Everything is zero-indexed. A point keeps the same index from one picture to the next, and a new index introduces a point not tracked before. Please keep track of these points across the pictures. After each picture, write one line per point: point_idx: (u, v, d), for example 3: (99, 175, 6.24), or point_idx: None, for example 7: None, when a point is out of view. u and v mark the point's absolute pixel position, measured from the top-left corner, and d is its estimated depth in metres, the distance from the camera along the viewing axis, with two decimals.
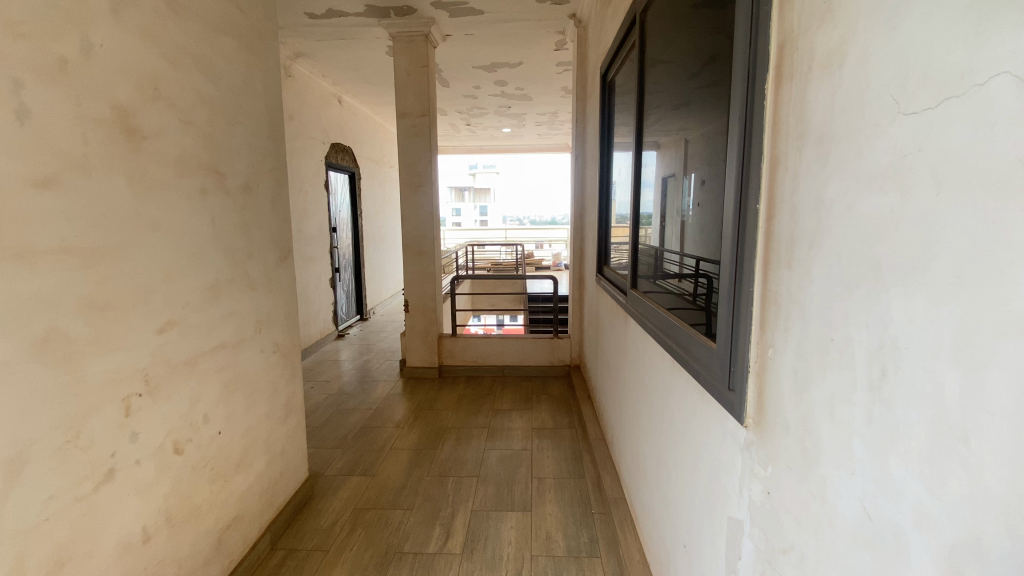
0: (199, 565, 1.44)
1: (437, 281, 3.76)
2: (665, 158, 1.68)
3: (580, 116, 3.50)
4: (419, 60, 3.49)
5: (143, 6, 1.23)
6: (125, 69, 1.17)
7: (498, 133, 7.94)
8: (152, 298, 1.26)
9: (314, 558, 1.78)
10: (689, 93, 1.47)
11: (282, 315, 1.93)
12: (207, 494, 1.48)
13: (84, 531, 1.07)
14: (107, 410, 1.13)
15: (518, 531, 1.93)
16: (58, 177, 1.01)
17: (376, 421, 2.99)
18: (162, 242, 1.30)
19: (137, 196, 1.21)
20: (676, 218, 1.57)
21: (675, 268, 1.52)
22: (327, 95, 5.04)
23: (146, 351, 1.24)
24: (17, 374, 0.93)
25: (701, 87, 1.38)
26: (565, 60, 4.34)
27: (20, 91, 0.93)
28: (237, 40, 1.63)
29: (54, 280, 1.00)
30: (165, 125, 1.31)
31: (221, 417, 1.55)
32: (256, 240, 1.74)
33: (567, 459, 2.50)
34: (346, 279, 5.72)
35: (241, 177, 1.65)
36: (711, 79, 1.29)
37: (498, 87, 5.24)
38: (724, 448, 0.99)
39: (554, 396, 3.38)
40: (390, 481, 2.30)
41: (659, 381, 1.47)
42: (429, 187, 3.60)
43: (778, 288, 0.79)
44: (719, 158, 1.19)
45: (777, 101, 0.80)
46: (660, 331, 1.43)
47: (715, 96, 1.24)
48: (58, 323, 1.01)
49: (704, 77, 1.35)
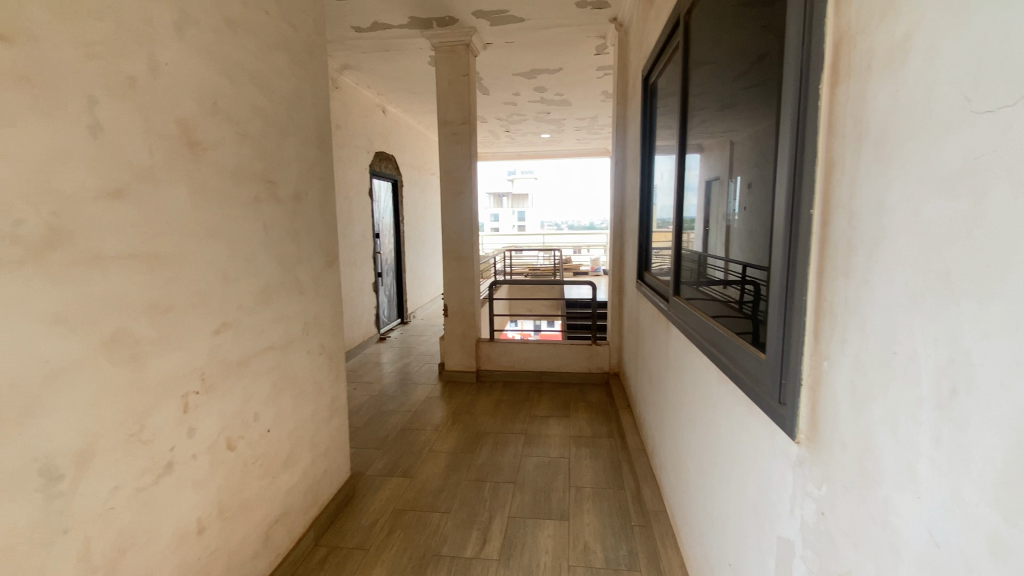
0: (247, 558, 1.50)
1: (475, 286, 3.79)
2: (709, 161, 1.64)
3: (621, 120, 3.46)
4: (461, 69, 3.55)
5: (204, 26, 1.30)
6: (187, 86, 1.25)
7: (537, 139, 7.96)
8: (209, 301, 1.33)
9: (355, 556, 1.82)
10: (736, 94, 1.42)
11: (328, 318, 1.99)
12: (256, 490, 1.54)
13: (143, 521, 1.13)
14: (167, 406, 1.19)
15: (555, 539, 1.91)
16: (127, 188, 1.08)
17: (416, 424, 3.03)
18: (219, 248, 1.37)
19: (197, 205, 1.28)
20: (721, 223, 1.53)
21: (720, 275, 1.48)
22: (371, 105, 5.20)
23: (203, 351, 1.31)
24: (88, 370, 1.00)
25: (748, 88, 1.34)
26: (605, 64, 4.31)
27: (94, 108, 1.00)
28: (289, 55, 1.71)
29: (122, 283, 1.07)
30: (224, 138, 1.38)
31: (270, 416, 1.61)
32: (304, 245, 1.81)
33: (606, 468, 2.45)
34: (388, 283, 5.86)
35: (292, 185, 1.72)
36: (758, 80, 1.25)
37: (538, 93, 5.26)
38: (774, 463, 0.95)
39: (593, 403, 3.34)
40: (429, 483, 2.33)
41: (703, 391, 1.42)
42: (468, 193, 3.64)
43: (834, 297, 0.75)
44: (767, 160, 1.15)
45: (832, 102, 0.77)
46: (705, 340, 1.38)
47: (763, 96, 1.20)
48: (125, 324, 1.08)
49: (751, 77, 1.31)
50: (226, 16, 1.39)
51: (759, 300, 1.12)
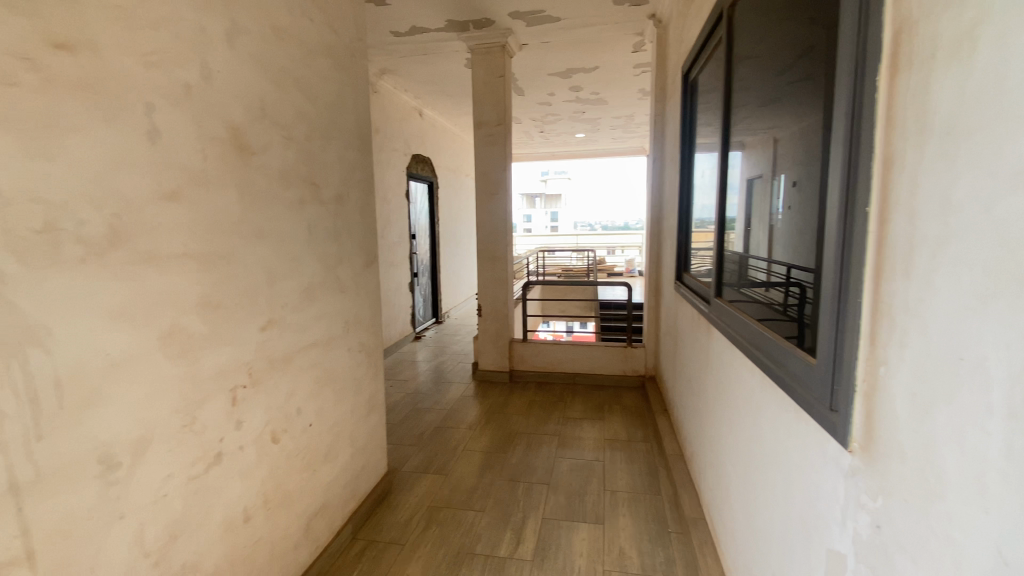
0: (289, 547, 1.55)
1: (509, 287, 3.80)
2: (752, 159, 1.59)
3: (659, 119, 3.39)
4: (497, 70, 3.56)
5: (253, 34, 1.36)
6: (237, 92, 1.30)
7: (571, 139, 7.92)
8: (256, 298, 1.38)
9: (391, 550, 1.85)
10: (781, 89, 1.37)
11: (367, 317, 2.04)
12: (298, 481, 1.59)
13: (194, 508, 1.19)
14: (217, 399, 1.25)
15: (590, 542, 1.90)
16: (182, 190, 1.14)
17: (450, 422, 3.06)
18: (266, 247, 1.42)
19: (245, 206, 1.33)
20: (764, 223, 1.48)
21: (762, 276, 1.43)
22: (408, 109, 5.29)
23: (250, 346, 1.37)
24: (146, 363, 1.06)
25: (794, 82, 1.29)
26: (642, 62, 4.24)
27: (152, 113, 1.06)
28: (332, 60, 1.76)
29: (177, 281, 1.13)
30: (271, 142, 1.44)
31: (312, 410, 1.66)
32: (345, 246, 1.85)
33: (641, 473, 2.41)
34: (423, 283, 5.95)
35: (334, 187, 1.77)
36: (805, 74, 1.21)
37: (573, 93, 5.23)
38: (824, 473, 0.91)
39: (628, 406, 3.29)
40: (463, 481, 2.35)
41: (746, 396, 1.37)
42: (503, 194, 3.65)
43: (892, 300, 0.71)
44: (815, 157, 1.10)
45: (891, 95, 0.72)
46: (749, 343, 1.34)
47: (810, 91, 1.16)
48: (179, 320, 1.14)
49: (798, 71, 1.26)
50: (273, 24, 1.44)
51: (805, 303, 1.08)
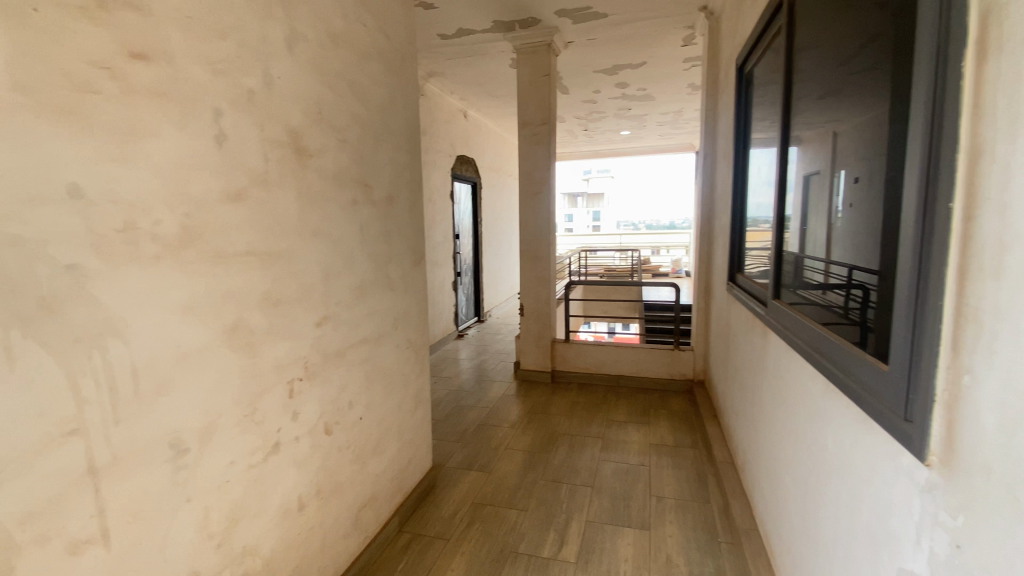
0: (339, 536, 1.60)
1: (552, 286, 3.78)
2: (809, 154, 1.51)
3: (710, 114, 3.28)
4: (542, 69, 3.55)
5: (311, 41, 1.41)
6: (296, 96, 1.35)
7: (616, 136, 7.79)
8: (311, 295, 1.44)
9: (436, 545, 1.88)
10: (842, 79, 1.29)
11: (414, 315, 2.08)
12: (349, 473, 1.64)
13: (253, 494, 1.24)
14: (275, 391, 1.30)
15: (635, 548, 1.86)
16: (246, 191, 1.20)
17: (493, 420, 3.08)
18: (321, 246, 1.48)
19: (303, 207, 1.39)
20: (823, 221, 1.40)
21: (821, 277, 1.36)
22: (454, 110, 5.36)
23: (306, 341, 1.42)
24: (212, 355, 1.12)
25: (857, 72, 1.21)
26: (692, 55, 4.11)
27: (219, 118, 1.12)
28: (383, 63, 1.80)
29: (241, 278, 1.19)
30: (327, 145, 1.49)
31: (362, 404, 1.71)
32: (395, 245, 1.90)
33: (689, 480, 2.34)
34: (466, 282, 6.01)
35: (384, 187, 1.82)
36: (870, 63, 1.13)
37: (619, 90, 5.14)
38: (897, 487, 0.85)
39: (675, 411, 3.20)
40: (505, 480, 2.36)
41: (807, 403, 1.30)
42: (547, 193, 3.64)
43: (976, 303, 0.65)
44: (881, 150, 1.03)
45: (977, 81, 0.67)
46: (810, 348, 1.27)
47: (876, 81, 1.09)
48: (243, 315, 1.20)
49: (862, 60, 1.19)
50: (328, 29, 1.49)
51: (868, 306, 1.02)
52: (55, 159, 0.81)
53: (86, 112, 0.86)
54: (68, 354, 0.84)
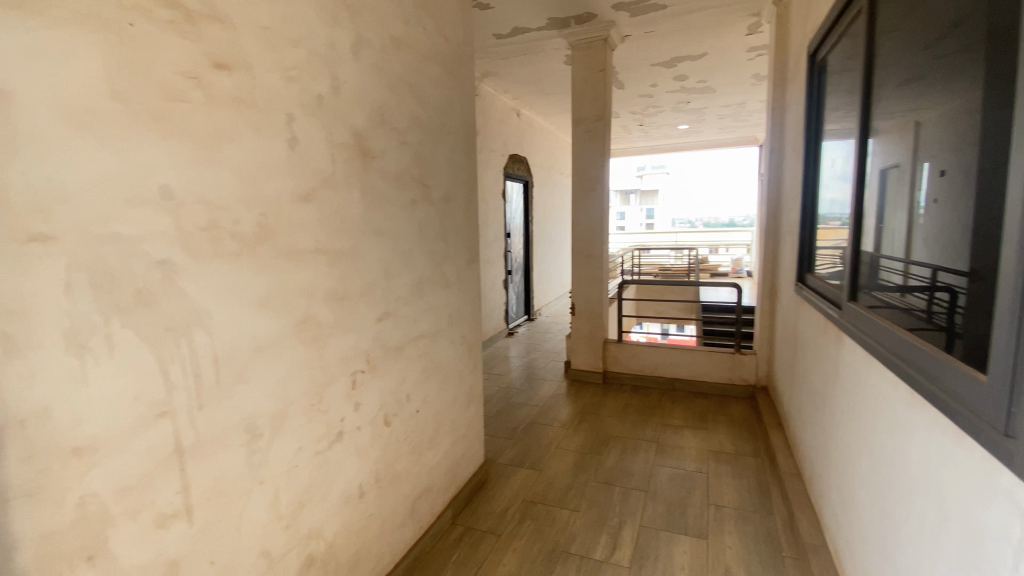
0: (396, 525, 1.65)
1: (605, 286, 3.72)
2: (889, 146, 1.40)
3: (778, 105, 3.11)
4: (598, 64, 3.49)
5: (375, 46, 1.46)
6: (360, 100, 1.41)
7: (673, 131, 7.55)
8: (373, 291, 1.49)
9: (488, 539, 1.91)
10: (927, 64, 1.19)
11: (468, 312, 2.11)
12: (405, 463, 1.69)
13: (319, 479, 1.31)
14: (340, 382, 1.37)
15: (692, 557, 1.80)
16: (315, 192, 1.26)
17: (544, 419, 3.08)
18: (383, 245, 1.53)
19: (366, 206, 1.44)
20: (902, 219, 1.30)
21: (899, 279, 1.25)
22: (507, 109, 5.39)
23: (368, 335, 1.48)
24: (284, 347, 1.19)
25: (945, 55, 1.11)
26: (757, 44, 3.91)
27: (291, 123, 1.18)
28: (441, 66, 1.84)
29: (310, 274, 1.25)
30: (389, 146, 1.54)
31: (419, 398, 1.76)
32: (451, 243, 1.93)
33: (750, 490, 2.24)
34: (517, 280, 6.03)
35: (442, 187, 1.85)
36: (960, 45, 1.04)
37: (678, 83, 4.98)
38: (995, 510, 0.77)
39: (735, 418, 3.07)
40: (557, 479, 2.35)
41: (888, 415, 1.21)
42: (601, 191, 3.58)
43: None
44: (973, 140, 0.94)
45: None
46: (891, 355, 1.17)
47: (967, 64, 0.99)
48: (312, 309, 1.26)
49: (951, 43, 1.09)
50: (391, 34, 1.54)
51: (956, 310, 0.93)
52: (148, 163, 0.89)
53: (175, 118, 0.93)
54: (158, 342, 0.92)
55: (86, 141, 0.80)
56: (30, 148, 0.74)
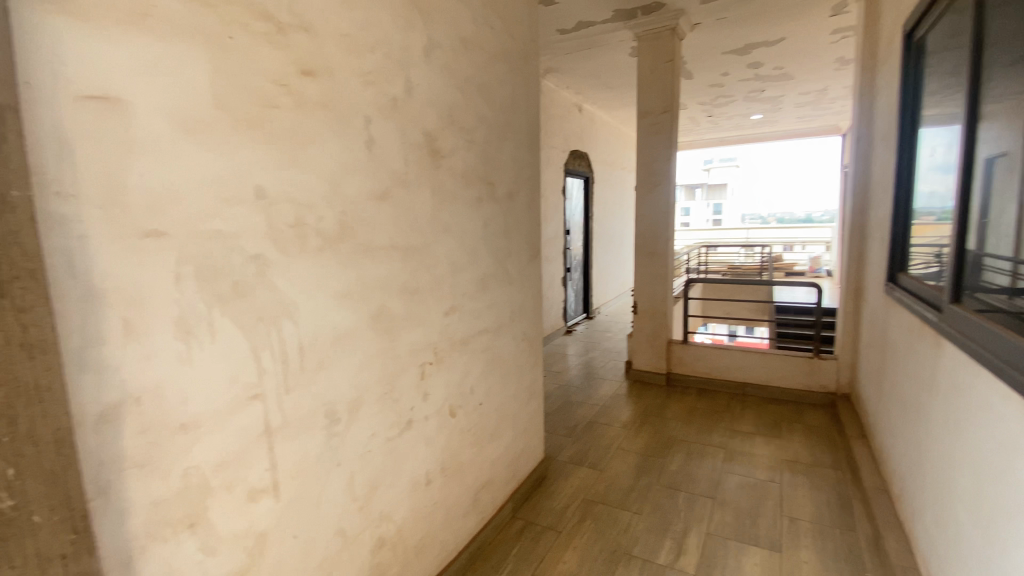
0: (460, 514, 1.70)
1: (669, 284, 3.60)
2: (999, 131, 1.25)
3: (866, 91, 2.87)
4: (665, 55, 3.38)
5: (445, 48, 1.50)
6: (431, 101, 1.45)
7: (745, 121, 7.17)
8: (441, 286, 1.54)
9: (549, 536, 1.91)
10: None
11: (530, 308, 2.12)
12: (469, 455, 1.73)
13: (389, 465, 1.37)
14: (410, 373, 1.42)
15: (763, 570, 1.71)
16: (390, 191, 1.31)
17: (604, 419, 3.03)
18: (451, 241, 1.57)
19: (436, 203, 1.49)
20: (1014, 212, 1.16)
21: (1008, 280, 1.12)
22: (569, 104, 5.35)
23: (437, 329, 1.53)
24: (360, 338, 1.25)
25: None
26: (842, 25, 3.63)
27: (368, 125, 1.24)
28: (508, 64, 1.85)
29: (384, 269, 1.31)
30: (457, 145, 1.57)
31: (482, 391, 1.79)
32: (514, 240, 1.95)
33: (829, 503, 2.09)
34: (576, 278, 5.98)
35: (506, 184, 1.87)
36: None
37: (751, 70, 4.72)
38: None
39: (812, 426, 2.88)
40: (618, 480, 2.31)
41: (996, 430, 1.08)
42: (667, 186, 3.47)
43: None
44: None
45: None
46: (1000, 364, 1.05)
47: None
48: (385, 303, 1.33)
49: None
50: (460, 35, 1.57)
51: None
52: (245, 166, 0.97)
53: (268, 124, 1.01)
54: (251, 329, 1.00)
55: (193, 146, 0.88)
56: (148, 154, 0.82)
